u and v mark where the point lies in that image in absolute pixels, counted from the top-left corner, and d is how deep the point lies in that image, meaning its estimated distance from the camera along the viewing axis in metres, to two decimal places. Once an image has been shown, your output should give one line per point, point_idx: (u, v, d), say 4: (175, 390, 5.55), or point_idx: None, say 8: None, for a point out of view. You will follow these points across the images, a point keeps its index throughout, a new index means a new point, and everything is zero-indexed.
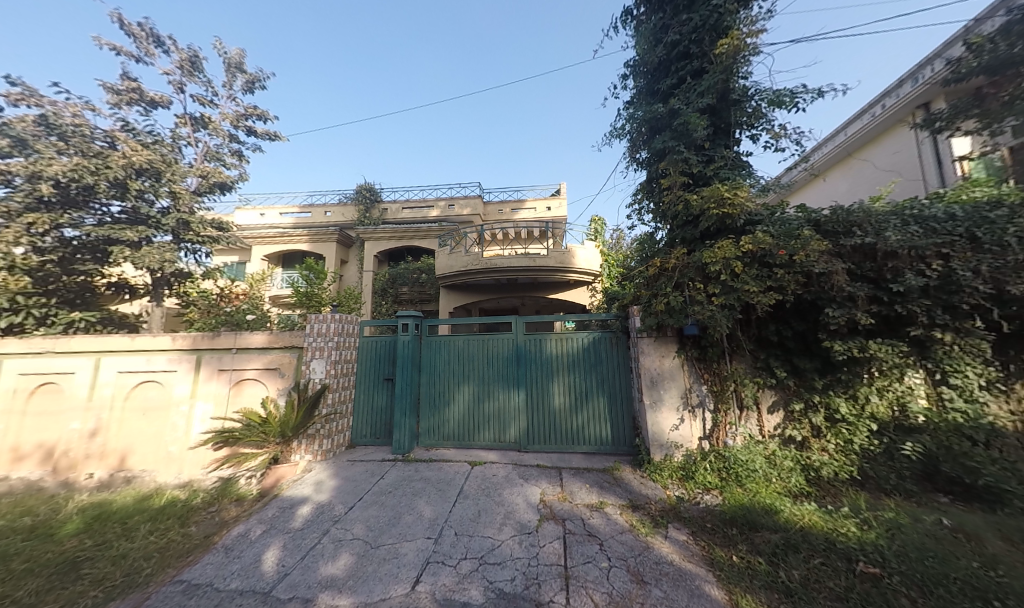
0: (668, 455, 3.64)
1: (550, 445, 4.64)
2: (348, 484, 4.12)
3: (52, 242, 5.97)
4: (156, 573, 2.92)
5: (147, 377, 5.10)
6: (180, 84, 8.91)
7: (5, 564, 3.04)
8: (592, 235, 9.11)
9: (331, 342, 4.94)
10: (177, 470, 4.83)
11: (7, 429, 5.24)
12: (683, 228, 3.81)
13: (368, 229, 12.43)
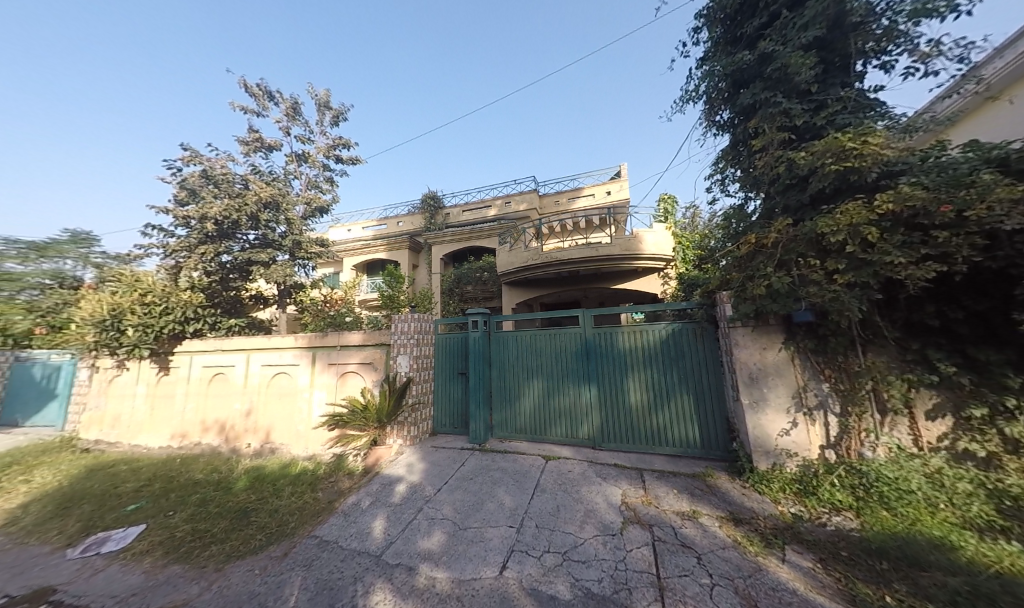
0: (777, 465, 3.13)
1: (628, 444, 4.35)
2: (435, 467, 4.42)
3: (216, 267, 7.40)
4: (298, 525, 3.63)
5: (279, 369, 6.13)
6: (285, 128, 10.51)
7: (205, 507, 4.09)
8: (661, 216, 8.36)
9: (412, 339, 5.33)
10: (305, 446, 5.72)
11: (191, 407, 6.72)
12: (786, 194, 3.19)
13: (435, 233, 13.20)
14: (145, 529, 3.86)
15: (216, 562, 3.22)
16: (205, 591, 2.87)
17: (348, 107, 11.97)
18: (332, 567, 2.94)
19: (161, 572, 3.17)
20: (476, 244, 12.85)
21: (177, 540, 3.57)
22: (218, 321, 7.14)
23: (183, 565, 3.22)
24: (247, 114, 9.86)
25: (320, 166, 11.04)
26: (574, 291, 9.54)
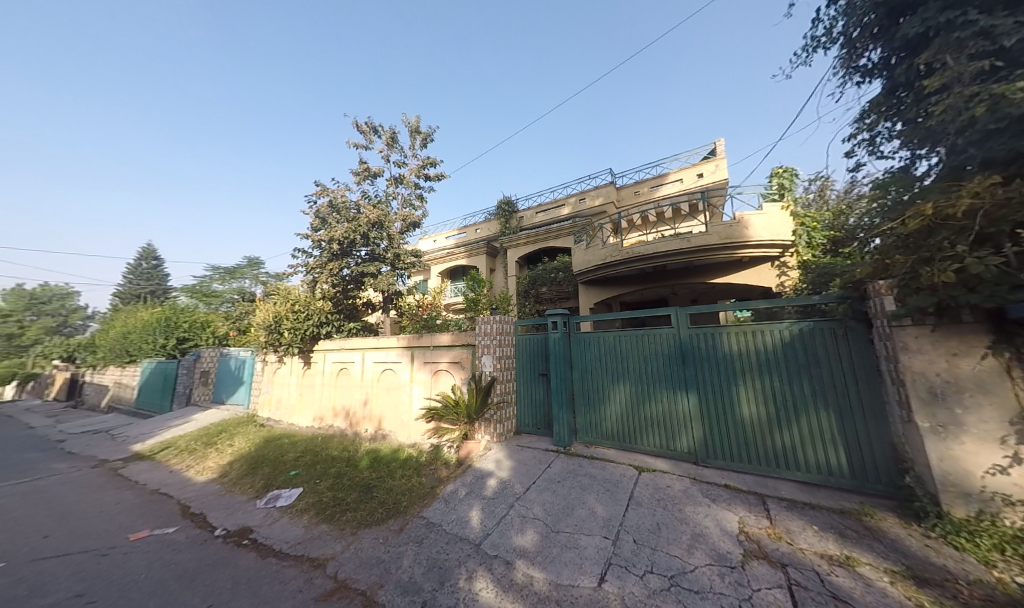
0: (985, 514, 2.32)
1: (742, 464, 3.73)
2: (523, 466, 4.50)
3: (340, 280, 8.94)
4: (409, 505, 4.13)
5: (387, 366, 7.07)
6: (386, 156, 12.13)
7: (338, 480, 4.93)
8: (774, 194, 7.02)
9: (496, 340, 5.56)
10: (408, 434, 6.46)
11: (324, 396, 8.20)
12: (987, 143, 2.35)
13: (511, 237, 13.53)
14: (301, 492, 4.88)
15: (350, 527, 3.88)
16: (344, 551, 3.46)
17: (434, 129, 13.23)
18: (438, 548, 3.25)
19: (313, 529, 3.97)
20: (552, 245, 12.78)
21: (322, 505, 4.39)
22: (342, 324, 8.67)
23: (328, 526, 3.98)
24: (358, 149, 11.68)
25: (412, 185, 12.45)
26: (661, 287, 8.72)
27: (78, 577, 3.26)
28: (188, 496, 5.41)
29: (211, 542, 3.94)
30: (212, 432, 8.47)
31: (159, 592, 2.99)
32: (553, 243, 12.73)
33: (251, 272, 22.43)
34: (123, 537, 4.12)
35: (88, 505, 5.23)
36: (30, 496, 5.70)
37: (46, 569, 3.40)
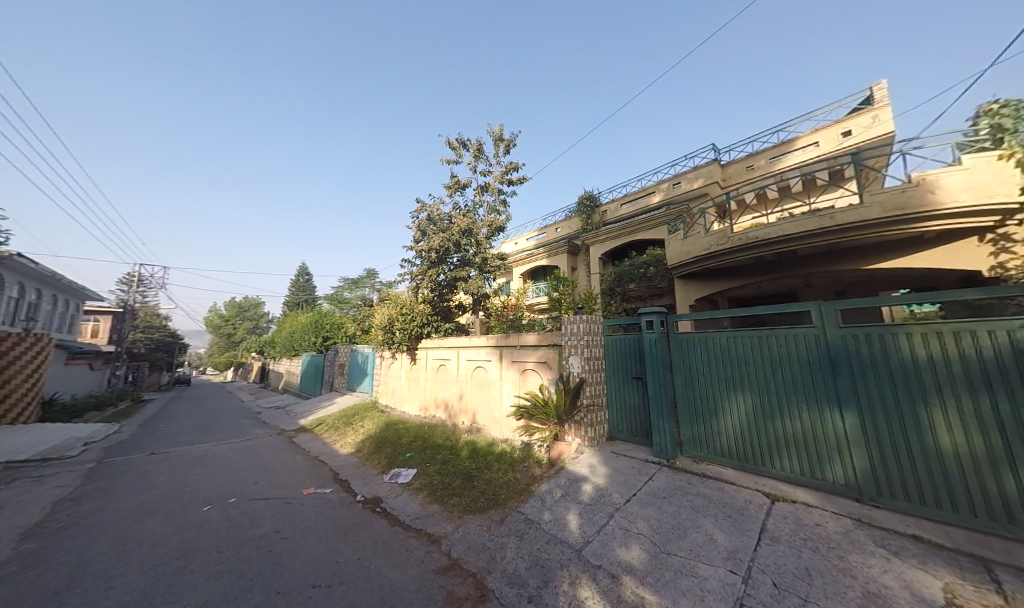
0: None
1: (937, 510, 2.79)
2: (621, 474, 4.26)
3: (437, 284, 9.88)
4: (507, 499, 4.31)
5: (479, 363, 7.52)
6: (473, 167, 13.00)
7: (441, 467, 5.43)
8: (986, 138, 5.02)
9: (582, 340, 5.40)
10: (499, 429, 6.74)
11: (427, 388, 9.17)
12: None
13: (595, 233, 12.93)
14: (415, 473, 5.56)
15: (457, 511, 4.25)
16: (453, 532, 3.81)
17: (517, 135, 13.64)
18: (539, 546, 3.31)
19: (427, 507, 4.47)
20: (640, 238, 11.80)
21: (432, 486, 4.93)
22: (440, 325, 9.62)
23: (440, 506, 4.43)
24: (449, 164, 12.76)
25: (496, 192, 13.06)
26: (789, 278, 7.19)
27: (272, 518, 4.32)
28: (335, 465, 6.69)
29: (353, 505, 4.78)
30: (348, 414, 10.32)
31: (323, 539, 3.77)
32: (643, 236, 11.74)
33: (369, 283, 26.74)
34: (298, 492, 5.32)
35: (274, 463, 6.91)
36: (242, 452, 7.82)
37: (254, 508, 4.61)
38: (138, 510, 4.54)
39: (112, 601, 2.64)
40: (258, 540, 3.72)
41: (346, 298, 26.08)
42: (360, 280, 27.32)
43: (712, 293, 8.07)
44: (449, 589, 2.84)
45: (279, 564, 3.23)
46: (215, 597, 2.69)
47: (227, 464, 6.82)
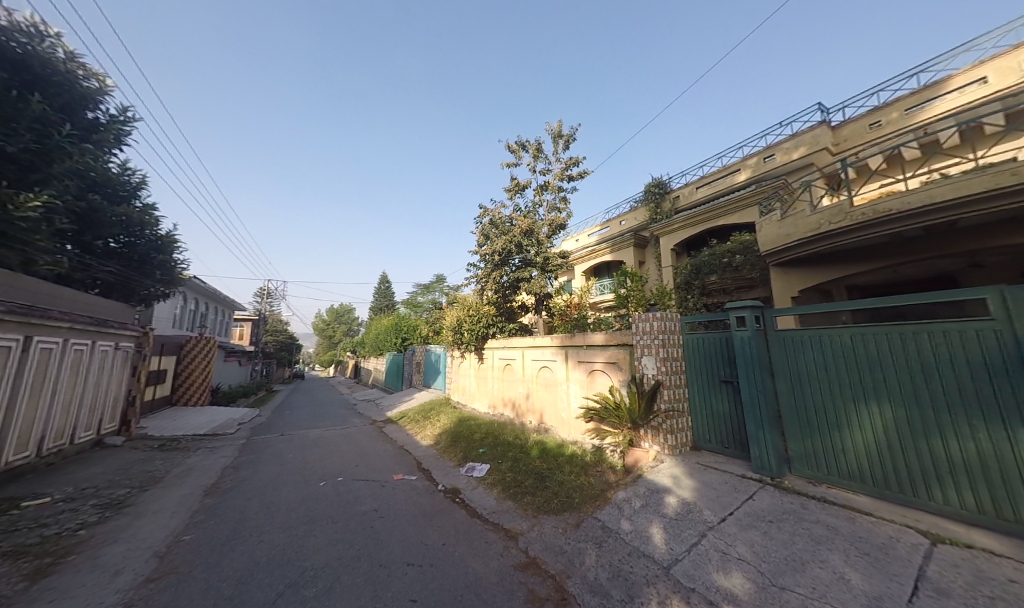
0: None
1: None
2: (712, 488, 3.72)
3: (501, 286, 10.04)
4: (582, 503, 4.09)
5: (544, 363, 7.42)
6: (533, 167, 12.98)
7: (512, 465, 5.46)
8: None
9: (658, 339, 4.82)
10: (568, 430, 6.56)
11: (495, 387, 9.37)
12: None
13: (666, 222, 11.82)
14: (489, 468, 5.68)
15: (531, 510, 4.16)
16: (529, 530, 3.71)
17: (577, 128, 13.26)
18: (621, 557, 3.04)
19: (502, 502, 4.49)
20: (722, 224, 10.49)
21: (506, 483, 4.97)
22: (504, 326, 9.90)
23: (515, 503, 4.38)
24: (510, 167, 12.93)
25: (556, 190, 12.87)
26: (942, 257, 5.61)
27: (370, 498, 4.81)
28: (417, 455, 7.20)
29: (434, 494, 5.03)
30: (426, 408, 11.17)
31: (410, 522, 4.01)
32: (727, 221, 10.39)
33: (439, 287, 28.64)
34: (389, 477, 5.82)
35: (368, 449, 7.75)
36: (342, 438, 8.95)
37: (355, 487, 5.20)
38: (273, 481, 5.47)
39: (262, 552, 3.20)
40: (361, 516, 4.14)
41: (419, 302, 28.37)
42: (430, 285, 29.56)
43: (824, 281, 6.78)
44: (530, 587, 2.72)
45: (377, 540, 3.48)
46: (331, 562, 3.00)
47: (332, 448, 7.85)
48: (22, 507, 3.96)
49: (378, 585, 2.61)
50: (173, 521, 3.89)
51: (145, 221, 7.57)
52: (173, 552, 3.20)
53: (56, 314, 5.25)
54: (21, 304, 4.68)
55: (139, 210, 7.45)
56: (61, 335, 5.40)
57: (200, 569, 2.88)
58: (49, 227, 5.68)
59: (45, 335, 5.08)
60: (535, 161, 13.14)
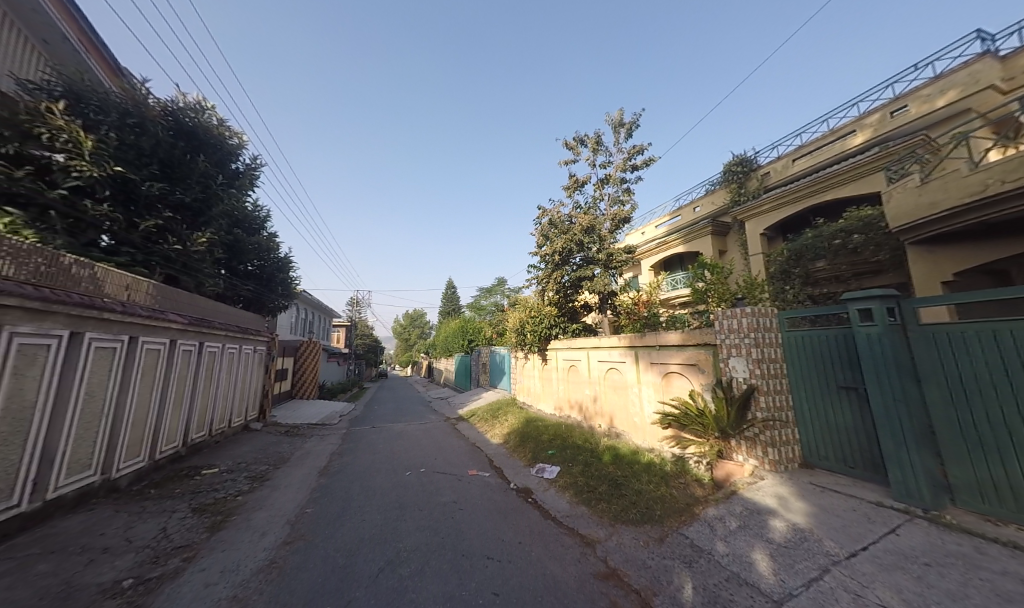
0: None
1: None
2: (835, 515, 2.93)
3: (563, 286, 9.70)
4: (665, 517, 3.50)
5: (612, 365, 6.93)
6: (591, 162, 12.49)
7: (582, 467, 5.17)
8: None
9: (749, 339, 4.08)
10: (643, 437, 5.90)
11: (560, 388, 9.14)
12: None
13: (751, 204, 10.39)
14: (559, 471, 5.30)
15: (608, 517, 3.66)
16: (608, 538, 3.27)
17: (639, 114, 12.39)
18: (718, 582, 2.49)
19: (577, 506, 4.03)
20: (828, 199, 8.83)
21: (578, 486, 4.50)
22: (567, 327, 9.77)
23: (589, 508, 3.91)
24: (568, 164, 12.64)
25: (618, 182, 12.19)
26: None
27: (450, 489, 5.03)
28: (488, 452, 7.25)
29: (507, 492, 4.81)
30: (494, 407, 11.43)
31: (488, 516, 3.95)
32: (832, 195, 8.74)
33: (501, 290, 29.26)
34: (465, 471, 5.97)
35: (445, 444, 8.18)
36: (422, 432, 9.63)
37: (437, 478, 5.53)
38: (368, 468, 6.12)
39: (364, 530, 3.56)
40: (444, 506, 4.34)
41: (483, 305, 29.44)
42: (493, 288, 30.42)
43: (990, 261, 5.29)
44: (614, 600, 2.34)
45: (459, 530, 3.52)
46: (422, 547, 3.12)
47: (414, 441, 8.48)
48: (198, 474, 5.05)
49: (463, 575, 2.57)
50: (297, 495, 4.58)
51: (270, 245, 9.17)
52: (302, 520, 3.82)
53: (217, 325, 6.62)
54: (197, 318, 6.01)
55: (266, 237, 9.07)
56: (221, 342, 6.79)
57: (322, 537, 3.38)
58: (211, 256, 7.26)
59: (213, 342, 6.44)
60: (594, 155, 12.64)
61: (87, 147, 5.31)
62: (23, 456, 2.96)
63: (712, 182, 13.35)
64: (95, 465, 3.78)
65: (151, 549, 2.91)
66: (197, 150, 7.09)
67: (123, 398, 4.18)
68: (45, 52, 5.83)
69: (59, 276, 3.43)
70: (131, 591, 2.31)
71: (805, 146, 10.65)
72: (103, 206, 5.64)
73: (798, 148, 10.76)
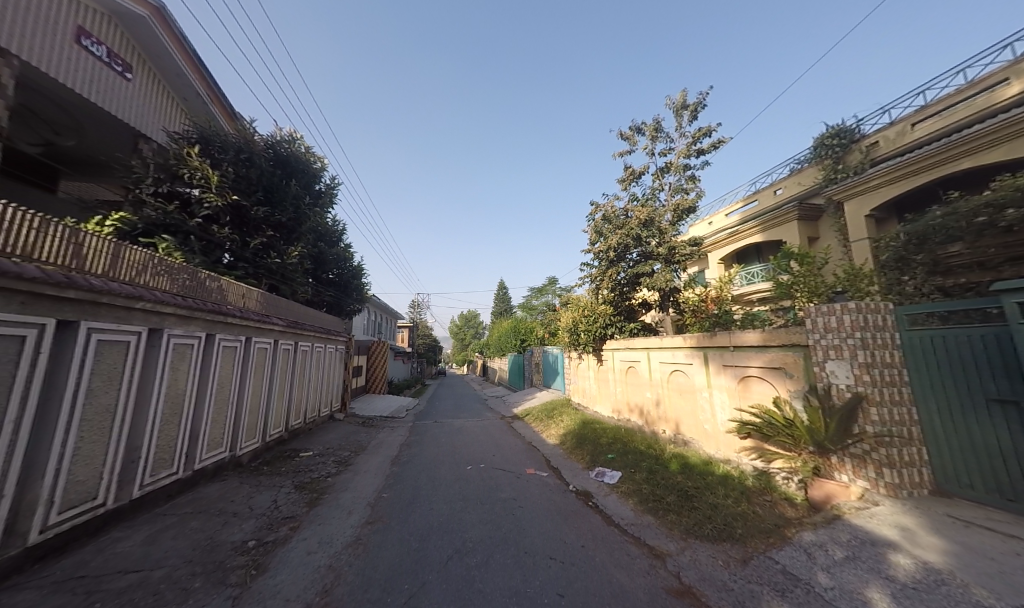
0: None
1: None
2: (987, 558, 2.23)
3: (619, 283, 9.25)
4: (749, 538, 2.95)
5: (677, 367, 6.35)
6: (650, 151, 11.71)
7: (647, 475, 4.78)
8: None
9: (853, 339, 3.41)
10: (716, 447, 5.26)
11: (618, 391, 8.67)
12: None
13: (852, 181, 8.75)
14: (621, 476, 5.02)
15: (679, 530, 3.26)
16: (680, 552, 2.86)
17: (706, 92, 11.30)
18: None
19: (643, 516, 3.70)
20: (966, 167, 7.07)
21: (643, 495, 4.18)
22: (624, 325, 9.29)
23: (655, 519, 3.58)
24: (623, 155, 12.00)
25: (681, 169, 11.24)
26: None
27: (509, 486, 5.09)
28: (545, 452, 7.15)
29: (567, 494, 4.65)
30: (549, 407, 11.30)
31: (548, 517, 3.88)
32: (968, 164, 7.03)
33: (552, 290, 28.76)
34: (522, 470, 5.95)
35: (502, 442, 8.29)
36: (479, 429, 9.89)
37: (495, 476, 5.61)
38: (432, 461, 6.47)
39: (432, 519, 3.76)
40: (504, 502, 4.40)
41: (535, 305, 29.37)
42: (543, 288, 30.11)
43: None
44: None
45: (520, 527, 3.53)
46: (486, 540, 3.19)
47: (473, 437, 8.77)
48: (296, 456, 5.83)
49: (527, 572, 2.57)
50: (374, 481, 5.02)
51: (345, 254, 10.27)
52: (380, 503, 4.20)
53: (308, 327, 7.58)
54: (292, 321, 6.93)
55: (343, 248, 10.13)
56: (311, 342, 7.76)
57: (396, 521, 3.65)
58: (302, 266, 8.32)
59: (304, 342, 7.40)
60: (653, 142, 11.81)
61: (213, 182, 6.50)
62: (179, 434, 3.69)
63: (800, 160, 11.58)
64: (225, 444, 4.56)
65: (266, 518, 3.42)
66: (290, 175, 8.16)
67: (242, 389, 4.98)
68: (184, 109, 7.24)
69: (199, 289, 4.22)
70: (254, 550, 2.74)
71: (930, 105, 8.70)
72: (224, 229, 6.90)
73: (920, 109, 8.82)
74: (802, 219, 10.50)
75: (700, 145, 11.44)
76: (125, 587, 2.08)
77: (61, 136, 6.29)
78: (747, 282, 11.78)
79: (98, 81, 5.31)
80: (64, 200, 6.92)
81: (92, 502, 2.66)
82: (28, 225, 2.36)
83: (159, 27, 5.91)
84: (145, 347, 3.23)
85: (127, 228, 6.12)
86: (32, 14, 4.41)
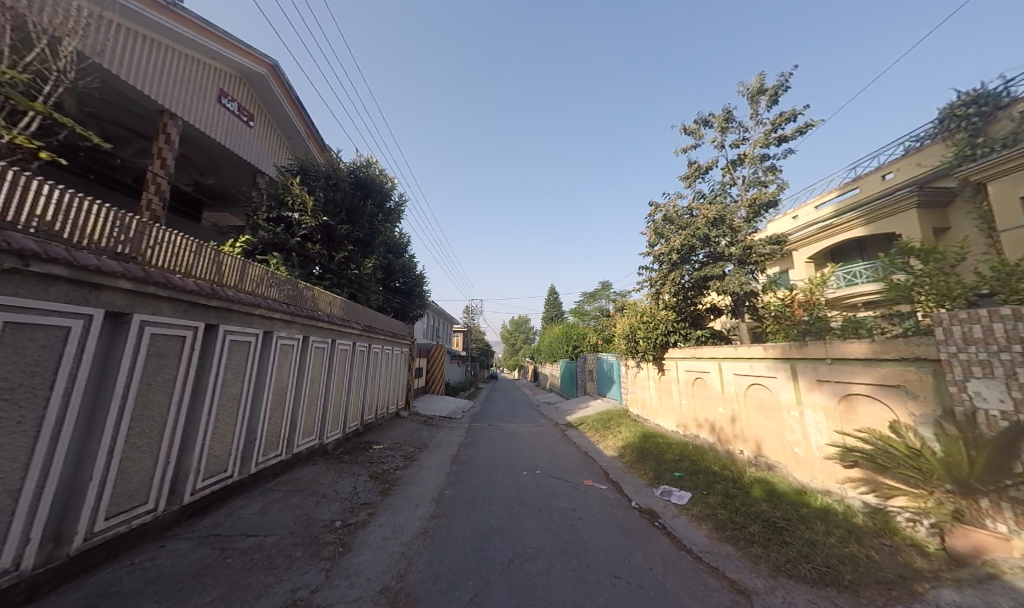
0: None
1: None
2: None
3: (683, 288, 8.55)
4: (861, 587, 2.47)
5: (756, 380, 5.65)
6: (720, 144, 10.69)
7: (722, 499, 4.29)
8: None
9: (1008, 354, 2.71)
10: (810, 475, 4.53)
11: (684, 404, 7.98)
12: None
13: (994, 158, 7.02)
14: (691, 497, 4.59)
15: (766, 566, 2.86)
16: (769, 591, 2.52)
17: (788, 73, 10.02)
18: None
19: (719, 543, 3.34)
20: None
21: (719, 521, 3.77)
22: (688, 333, 8.51)
23: (735, 549, 3.20)
24: (687, 151, 11.15)
25: (757, 160, 10.09)
26: None
27: (567, 496, 4.97)
28: (603, 464, 6.85)
29: (629, 510, 4.38)
30: (606, 417, 10.79)
31: (610, 532, 3.69)
32: None
33: (606, 295, 28.19)
34: (579, 480, 5.76)
35: (557, 449, 8.14)
36: (533, 435, 9.83)
37: (552, 483, 5.52)
38: (490, 463, 6.58)
39: (492, 520, 3.84)
40: (561, 511, 4.31)
41: (587, 310, 28.60)
42: (596, 292, 29.22)
43: None
44: None
45: (582, 539, 3.42)
46: (546, 548, 3.15)
47: (528, 443, 8.75)
48: (369, 448, 6.40)
49: (590, 587, 2.48)
50: (437, 478, 5.27)
51: (410, 264, 11.13)
52: (444, 499, 4.40)
53: (379, 331, 8.30)
54: (367, 326, 7.67)
55: (408, 259, 10.95)
56: (381, 344, 8.51)
57: (458, 519, 3.78)
58: (376, 275, 9.16)
59: (376, 344, 8.14)
60: (722, 134, 10.81)
61: (309, 206, 7.57)
62: (284, 421, 4.32)
63: (917, 138, 9.66)
64: (316, 433, 5.21)
65: (349, 502, 3.81)
66: (368, 195, 9.11)
67: (329, 386, 5.64)
68: (288, 146, 8.55)
69: (298, 297, 4.90)
70: (341, 530, 3.06)
71: None
72: (316, 245, 7.97)
73: None
74: (922, 206, 8.68)
75: (782, 132, 10.15)
76: (248, 548, 2.48)
77: (205, 176, 7.86)
78: (846, 283, 10.07)
79: (230, 129, 6.55)
80: (205, 227, 8.61)
81: (224, 473, 3.23)
82: (188, 249, 2.99)
83: (273, 81, 7.12)
84: (261, 346, 3.86)
85: (249, 248, 7.51)
86: (188, 83, 5.64)
